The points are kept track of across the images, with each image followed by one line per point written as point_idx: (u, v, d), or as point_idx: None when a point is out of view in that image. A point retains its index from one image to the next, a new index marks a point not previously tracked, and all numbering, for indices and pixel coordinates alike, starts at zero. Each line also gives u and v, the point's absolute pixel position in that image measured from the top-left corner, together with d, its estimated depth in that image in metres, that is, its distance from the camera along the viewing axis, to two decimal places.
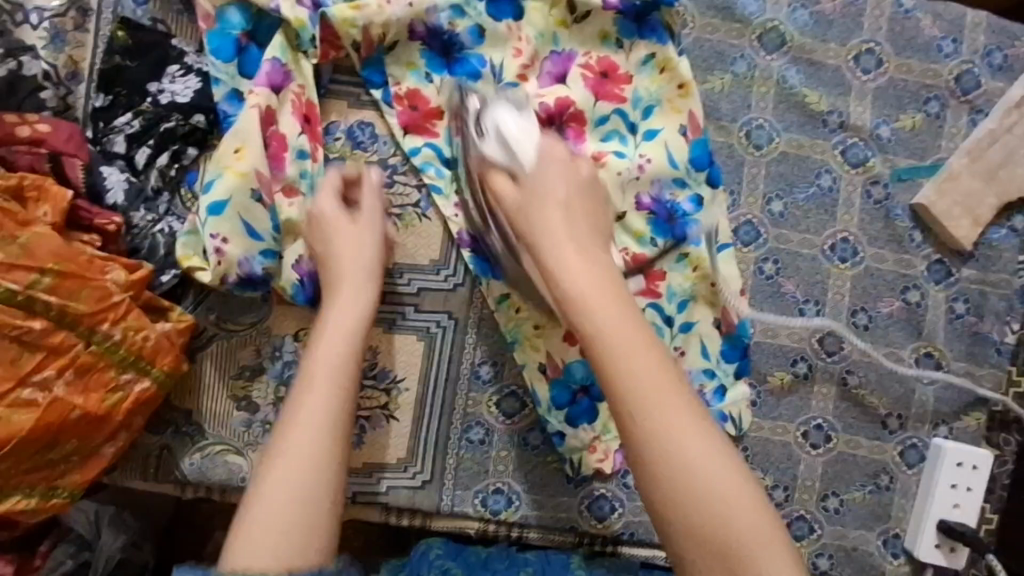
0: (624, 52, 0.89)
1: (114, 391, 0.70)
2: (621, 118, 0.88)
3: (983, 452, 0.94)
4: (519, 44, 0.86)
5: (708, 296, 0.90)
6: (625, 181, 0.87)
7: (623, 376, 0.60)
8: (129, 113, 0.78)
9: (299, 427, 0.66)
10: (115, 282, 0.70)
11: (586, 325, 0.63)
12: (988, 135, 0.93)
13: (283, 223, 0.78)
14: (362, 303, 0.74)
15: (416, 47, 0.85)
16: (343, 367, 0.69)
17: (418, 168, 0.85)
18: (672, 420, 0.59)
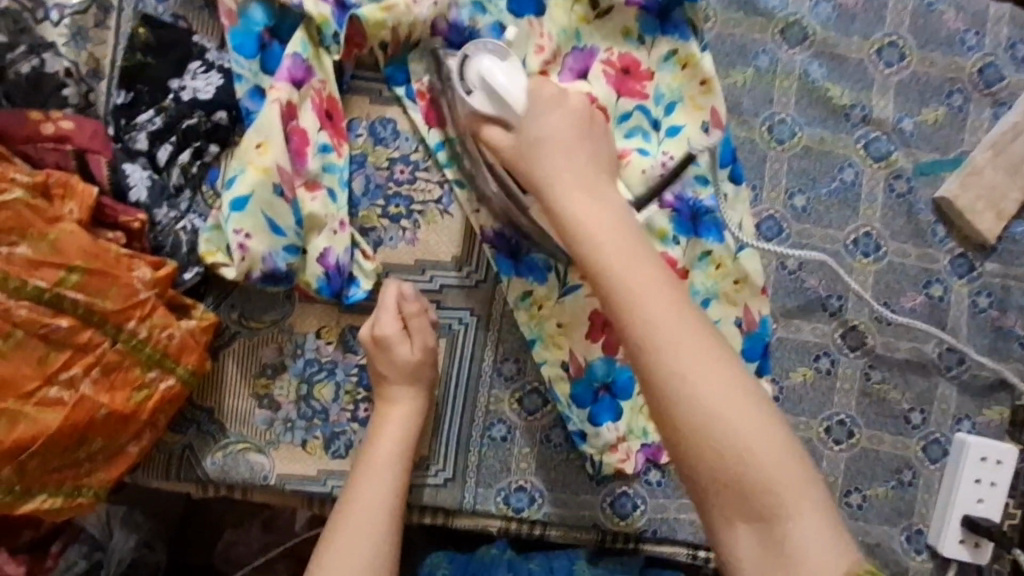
0: (646, 49, 0.88)
1: (140, 388, 0.69)
2: (643, 114, 0.88)
3: (1007, 447, 0.93)
4: (541, 41, 0.86)
5: (730, 294, 0.89)
6: (649, 179, 0.87)
7: (615, 287, 0.65)
8: (152, 110, 0.78)
9: (363, 506, 0.76)
10: (141, 280, 0.69)
11: (586, 244, 0.68)
12: (1011, 129, 0.92)
13: (305, 217, 0.76)
14: (417, 405, 0.81)
15: (438, 43, 0.84)
16: (391, 446, 0.78)
17: (442, 164, 0.85)
18: (672, 325, 0.63)
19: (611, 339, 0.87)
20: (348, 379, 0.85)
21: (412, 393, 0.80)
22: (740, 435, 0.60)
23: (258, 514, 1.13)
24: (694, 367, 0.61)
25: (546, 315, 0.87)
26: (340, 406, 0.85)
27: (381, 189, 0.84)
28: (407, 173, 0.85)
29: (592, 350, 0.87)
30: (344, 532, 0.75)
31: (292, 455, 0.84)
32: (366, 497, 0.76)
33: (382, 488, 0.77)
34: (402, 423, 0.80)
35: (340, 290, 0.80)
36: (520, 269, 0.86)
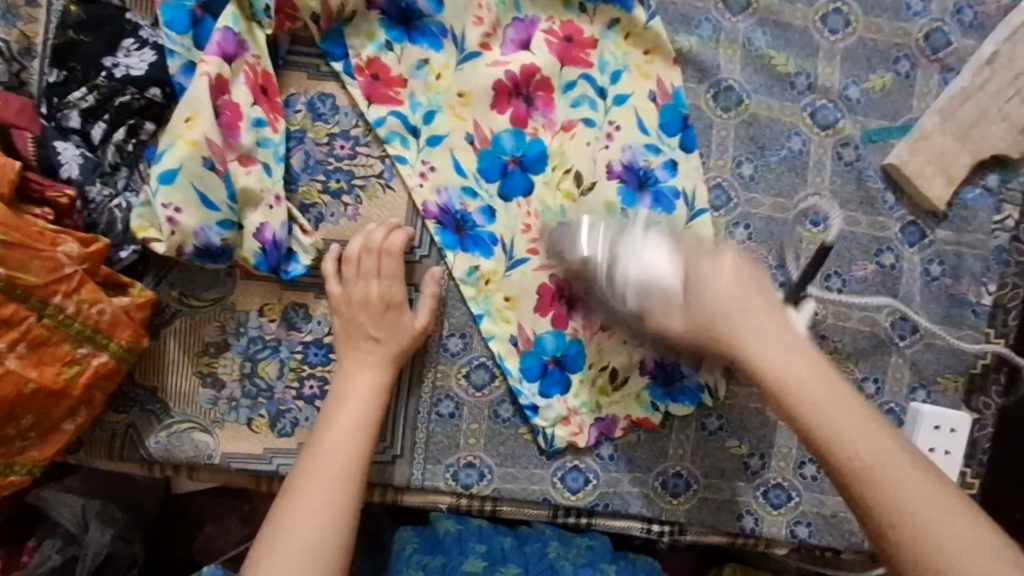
0: (587, 17, 0.88)
1: (71, 364, 0.69)
2: (588, 83, 0.88)
3: (961, 414, 0.93)
4: (479, 12, 0.86)
5: None
6: (595, 150, 0.88)
7: (758, 357, 0.69)
8: (84, 88, 0.77)
9: (316, 473, 0.74)
10: (67, 254, 0.69)
11: (720, 304, 0.71)
12: (960, 93, 0.91)
13: (239, 191, 0.76)
14: (366, 382, 0.79)
15: (375, 17, 0.85)
16: (351, 412, 0.77)
17: (384, 138, 0.84)
18: (820, 392, 0.66)
19: (561, 312, 0.88)
20: (293, 356, 0.85)
21: (364, 365, 0.79)
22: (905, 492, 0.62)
23: (237, 507, 1.12)
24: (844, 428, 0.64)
25: (494, 288, 0.87)
26: (285, 384, 0.84)
27: (322, 165, 0.84)
28: (347, 148, 0.84)
29: (541, 323, 0.88)
30: (299, 492, 0.72)
31: (238, 434, 0.84)
32: (324, 461, 0.74)
33: (349, 443, 0.76)
34: (374, 384, 0.79)
35: (278, 265, 0.80)
36: (466, 243, 0.86)
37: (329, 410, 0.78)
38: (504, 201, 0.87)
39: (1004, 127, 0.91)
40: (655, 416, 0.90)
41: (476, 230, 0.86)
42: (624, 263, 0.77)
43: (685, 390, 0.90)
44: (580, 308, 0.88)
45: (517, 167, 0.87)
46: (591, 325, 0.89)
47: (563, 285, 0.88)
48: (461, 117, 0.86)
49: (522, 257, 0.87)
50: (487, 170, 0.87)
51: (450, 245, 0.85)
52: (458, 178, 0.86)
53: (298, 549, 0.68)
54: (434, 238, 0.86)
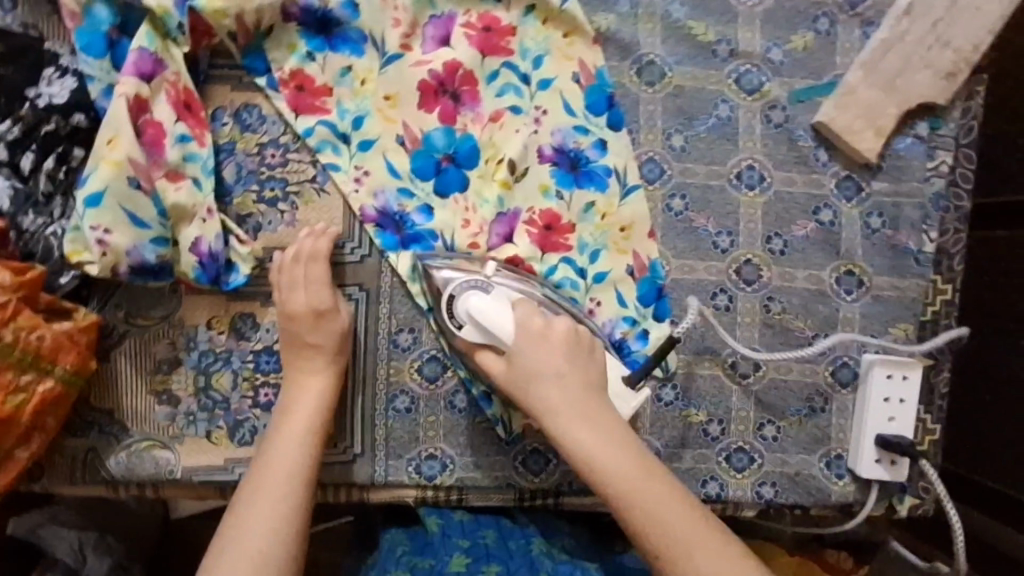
0: (503, 6, 0.90)
1: (16, 392, 0.70)
2: (511, 71, 0.89)
3: (913, 362, 0.94)
4: (397, 14, 0.87)
5: (618, 242, 0.90)
6: (524, 137, 0.89)
7: (577, 447, 0.74)
8: (8, 120, 0.77)
9: (271, 477, 0.75)
10: (1, 284, 0.70)
11: (540, 402, 0.76)
12: (880, 45, 0.92)
13: (169, 208, 0.78)
14: (318, 386, 0.80)
15: (293, 29, 0.85)
16: (309, 414, 0.79)
17: (315, 148, 0.85)
18: (634, 474, 0.73)
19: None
20: (245, 366, 0.85)
21: (320, 366, 0.81)
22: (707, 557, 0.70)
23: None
24: (659, 506, 0.71)
25: None
26: (240, 394, 0.85)
27: (254, 175, 0.85)
28: (278, 156, 0.85)
29: None
30: (255, 495, 0.74)
31: (198, 447, 0.85)
32: (277, 463, 0.76)
33: (296, 450, 0.77)
34: (322, 388, 0.80)
35: (218, 276, 0.81)
36: (407, 242, 0.87)
37: (284, 414, 0.79)
38: (440, 198, 0.88)
39: (928, 75, 0.92)
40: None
41: (415, 228, 0.87)
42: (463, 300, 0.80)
43: (634, 363, 0.89)
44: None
45: (450, 164, 0.88)
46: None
47: None
48: (389, 119, 0.87)
49: (464, 252, 0.87)
50: (421, 169, 0.88)
51: (390, 246, 0.86)
52: (393, 180, 0.87)
53: (250, 551, 0.70)
54: (373, 240, 0.86)
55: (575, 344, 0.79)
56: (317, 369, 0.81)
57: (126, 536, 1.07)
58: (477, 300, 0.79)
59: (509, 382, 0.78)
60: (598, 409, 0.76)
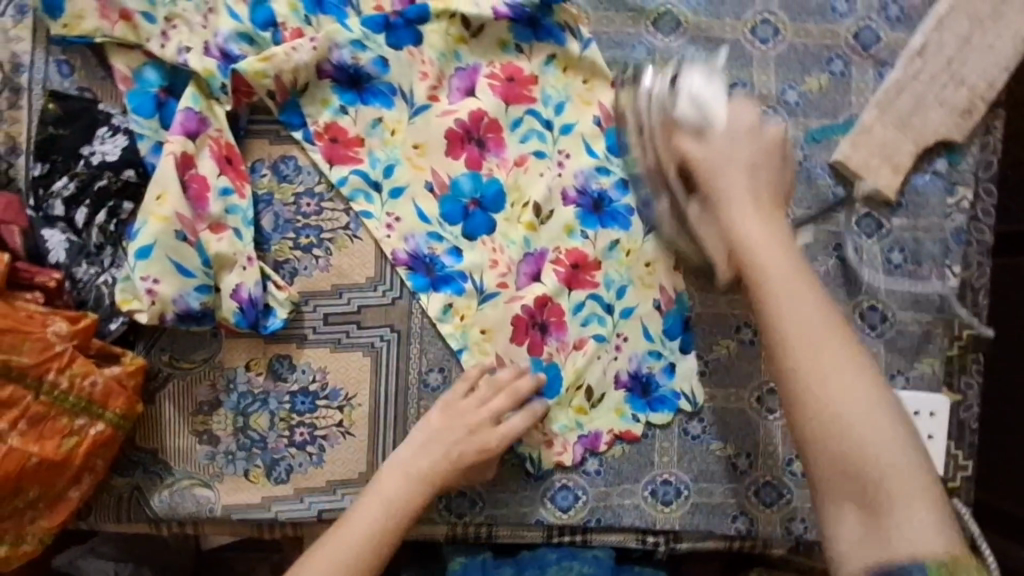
0: (525, 56, 0.94)
1: (69, 435, 0.74)
2: (534, 117, 0.93)
3: (940, 398, 0.95)
4: (423, 67, 0.91)
5: (645, 278, 0.93)
6: (549, 180, 0.92)
7: (765, 261, 0.71)
8: (66, 177, 0.83)
9: (351, 527, 0.79)
10: (57, 332, 0.74)
11: (724, 185, 0.78)
12: (895, 85, 0.94)
13: (213, 257, 0.82)
14: (423, 455, 0.84)
15: (327, 84, 0.90)
16: (403, 479, 0.82)
17: (348, 196, 0.89)
18: (791, 274, 0.70)
19: (536, 339, 0.90)
20: (282, 407, 0.89)
21: (427, 431, 0.85)
22: (837, 359, 0.64)
23: (266, 558, 1.18)
24: (780, 258, 0.71)
25: (470, 323, 0.90)
26: (277, 434, 0.89)
27: (291, 223, 0.89)
28: (313, 205, 0.89)
29: (517, 352, 0.90)
30: (332, 541, 0.78)
31: (237, 485, 0.88)
32: (362, 514, 0.80)
33: (380, 513, 0.80)
34: (409, 468, 0.83)
35: (257, 321, 0.85)
36: (437, 283, 0.90)
37: (384, 473, 0.83)
38: (469, 240, 0.91)
39: (943, 113, 0.94)
40: (637, 426, 0.92)
41: (445, 270, 0.90)
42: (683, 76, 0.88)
43: (662, 399, 0.93)
44: (555, 333, 0.91)
45: (477, 207, 0.91)
46: (565, 347, 0.91)
47: (534, 314, 0.90)
48: (419, 166, 0.91)
49: (493, 292, 0.90)
50: (449, 214, 0.91)
51: (421, 288, 0.90)
52: (423, 226, 0.90)
53: None
54: (406, 282, 0.90)
55: (777, 147, 0.82)
56: (413, 448, 0.84)
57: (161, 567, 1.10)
58: (692, 77, 0.87)
59: (703, 155, 0.81)
60: (811, 289, 0.68)
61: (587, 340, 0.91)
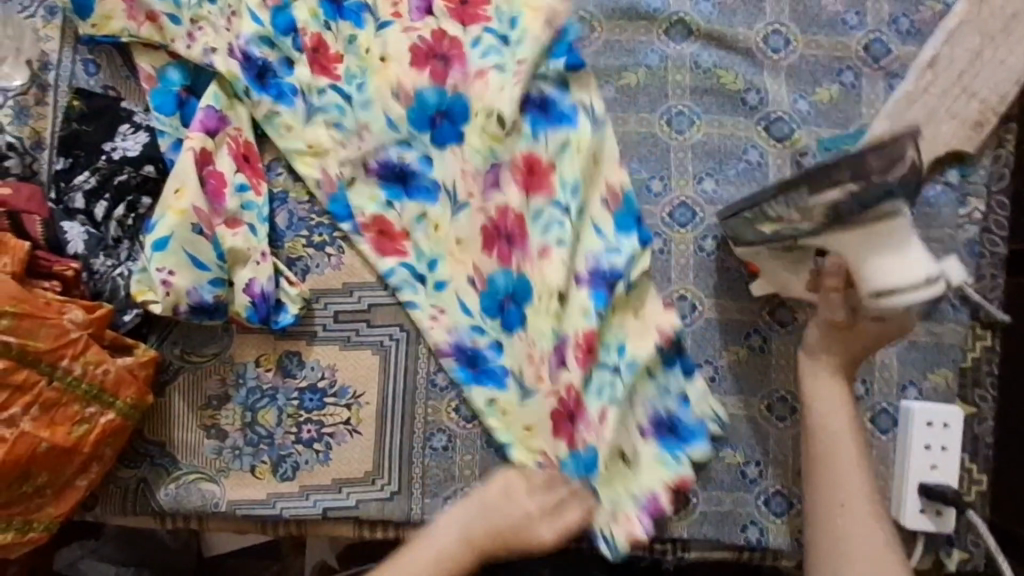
0: (542, 144, 0.89)
1: (81, 422, 0.75)
2: (552, 210, 0.88)
3: (953, 409, 0.93)
4: (465, 165, 0.90)
5: (637, 317, 0.88)
6: (563, 265, 0.86)
7: (813, 394, 0.88)
8: (87, 171, 0.85)
9: (398, 571, 0.80)
10: (73, 321, 0.75)
11: (806, 365, 0.89)
12: (906, 97, 0.94)
13: (227, 252, 0.83)
14: (483, 518, 0.83)
15: (375, 183, 0.91)
16: (455, 533, 0.82)
17: (396, 288, 0.90)
18: (837, 408, 0.87)
19: (570, 429, 0.87)
20: (290, 403, 0.89)
21: (491, 495, 0.84)
22: (853, 547, 0.81)
23: (271, 566, 1.16)
24: (848, 474, 0.85)
25: (512, 420, 0.89)
26: (284, 430, 0.89)
27: (305, 221, 0.90)
28: (327, 204, 0.91)
29: (559, 447, 0.88)
30: None
31: (242, 481, 0.88)
32: (411, 560, 0.81)
33: (428, 568, 0.80)
34: (466, 530, 0.82)
35: (269, 316, 0.86)
36: (479, 376, 0.90)
37: (439, 524, 0.83)
38: (507, 334, 0.90)
39: (954, 125, 0.93)
40: (684, 468, 0.89)
41: (489, 363, 0.90)
42: (895, 254, 0.75)
43: (691, 431, 0.90)
44: (581, 417, 0.86)
45: (513, 304, 0.90)
46: (591, 425, 0.86)
47: (569, 407, 0.87)
48: (460, 264, 0.91)
49: (533, 388, 0.89)
50: (489, 309, 0.90)
51: (465, 380, 0.90)
52: (465, 318, 0.91)
53: None
54: (451, 376, 0.90)
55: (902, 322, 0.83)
56: (471, 510, 0.83)
57: None
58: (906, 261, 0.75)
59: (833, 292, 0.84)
60: (847, 408, 0.87)
61: (610, 412, 0.85)
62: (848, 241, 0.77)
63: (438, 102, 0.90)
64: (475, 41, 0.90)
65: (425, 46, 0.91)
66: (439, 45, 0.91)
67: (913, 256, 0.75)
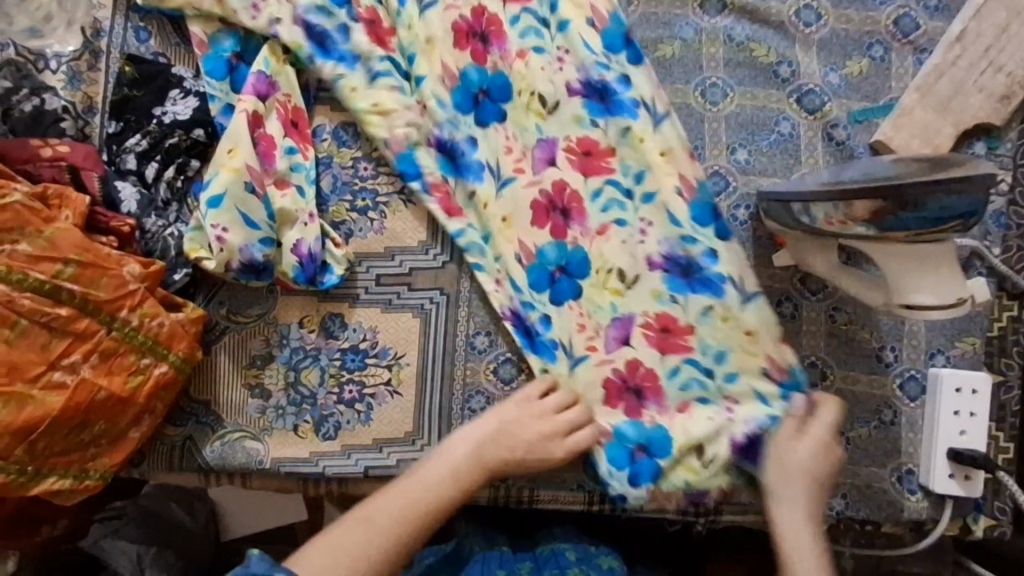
0: (600, 129, 0.92)
1: (135, 373, 0.76)
2: (614, 188, 0.92)
3: (982, 375, 0.94)
4: (509, 142, 0.93)
5: (746, 345, 0.88)
6: (631, 248, 0.90)
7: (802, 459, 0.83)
8: (138, 135, 0.87)
9: (417, 486, 0.79)
10: (131, 273, 0.77)
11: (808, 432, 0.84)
12: (934, 70, 0.96)
13: (276, 211, 0.86)
14: (498, 437, 0.84)
15: (434, 152, 0.92)
16: (469, 450, 0.82)
17: (463, 248, 0.91)
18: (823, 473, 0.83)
19: (632, 403, 0.89)
20: (332, 363, 0.90)
21: (503, 412, 0.85)
22: None
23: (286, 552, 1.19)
24: (800, 518, 0.81)
25: None
26: (327, 390, 0.90)
27: (348, 186, 0.92)
28: (370, 169, 0.93)
29: (614, 416, 0.89)
30: (386, 495, 0.78)
31: (284, 439, 0.90)
32: (428, 476, 0.80)
33: (442, 482, 0.80)
34: (480, 445, 0.83)
35: (315, 276, 0.88)
36: (536, 344, 0.90)
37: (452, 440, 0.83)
38: (556, 307, 0.91)
39: (981, 98, 0.96)
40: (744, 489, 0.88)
41: (541, 334, 0.90)
42: (930, 270, 0.80)
43: None
44: (652, 399, 0.89)
45: (563, 275, 0.91)
46: (667, 411, 0.89)
47: (627, 379, 0.89)
48: (508, 237, 0.91)
49: (582, 355, 0.90)
50: (536, 282, 0.91)
51: (523, 343, 0.90)
52: (518, 288, 0.90)
53: (362, 533, 0.75)
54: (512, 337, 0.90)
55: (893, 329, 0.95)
56: (487, 430, 0.84)
57: (184, 552, 1.11)
58: (938, 276, 0.80)
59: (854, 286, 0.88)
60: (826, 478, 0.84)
61: (691, 404, 0.89)
62: (897, 254, 0.80)
63: (481, 81, 0.93)
64: (514, 19, 0.95)
65: (465, 24, 0.93)
66: (478, 23, 0.94)
67: (955, 281, 0.81)
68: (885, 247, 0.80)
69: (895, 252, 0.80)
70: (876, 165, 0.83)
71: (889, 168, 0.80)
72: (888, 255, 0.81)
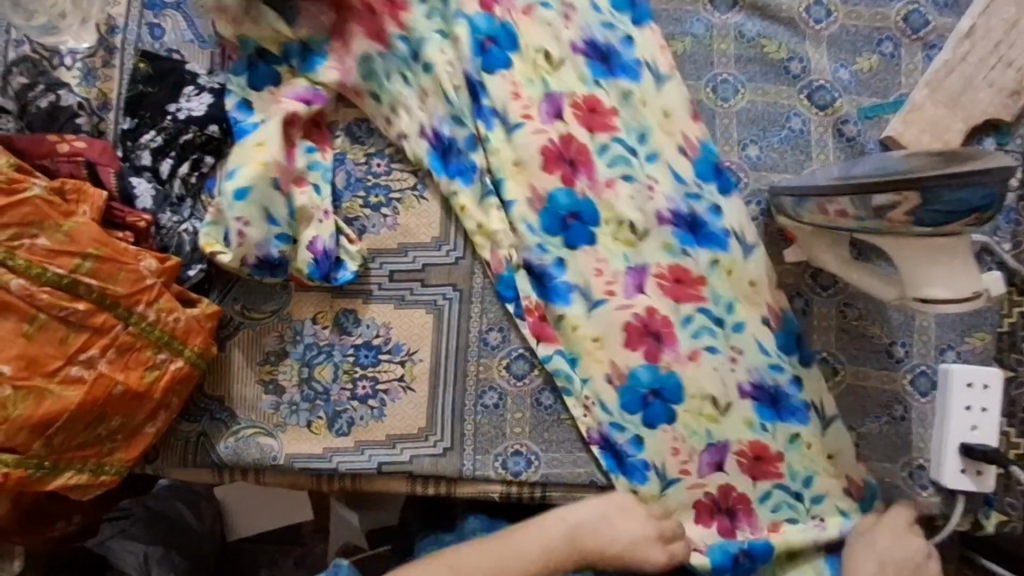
0: (692, 258, 0.91)
1: (151, 368, 0.76)
2: (706, 316, 0.90)
3: (992, 369, 0.92)
4: (600, 263, 0.90)
5: (829, 468, 0.91)
6: (724, 374, 0.90)
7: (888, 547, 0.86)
8: (153, 131, 0.87)
9: (508, 547, 0.81)
10: (148, 268, 0.77)
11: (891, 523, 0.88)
12: (943, 66, 0.97)
13: (297, 209, 0.87)
14: (597, 527, 0.83)
15: (524, 274, 0.90)
16: (565, 531, 0.82)
17: (550, 373, 0.89)
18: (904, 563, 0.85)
19: (724, 523, 0.89)
20: (346, 359, 0.91)
21: (604, 502, 0.85)
22: None
23: (293, 550, 1.19)
24: None
25: None
26: (340, 385, 0.90)
27: (362, 182, 0.92)
28: (383, 166, 0.93)
29: (708, 535, 0.89)
30: (475, 549, 0.81)
31: (298, 436, 0.90)
32: (521, 543, 0.82)
33: (531, 556, 0.81)
34: (575, 530, 0.82)
35: (329, 272, 0.88)
36: (626, 468, 0.88)
37: (551, 515, 0.84)
38: (649, 429, 0.89)
39: (991, 93, 0.96)
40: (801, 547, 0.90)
41: (631, 457, 0.88)
42: (944, 262, 0.80)
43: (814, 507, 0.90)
44: (745, 521, 0.90)
45: (655, 398, 0.89)
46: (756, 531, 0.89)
47: (719, 502, 0.89)
48: (598, 361, 0.89)
49: (675, 478, 0.89)
50: (628, 404, 0.89)
51: (612, 468, 0.88)
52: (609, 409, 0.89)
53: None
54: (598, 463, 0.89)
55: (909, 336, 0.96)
56: (588, 516, 0.83)
57: (190, 553, 1.10)
58: (952, 268, 0.80)
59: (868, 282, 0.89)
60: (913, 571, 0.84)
61: (781, 525, 0.90)
62: (907, 246, 0.80)
63: (569, 204, 0.90)
64: (601, 148, 0.92)
65: (554, 149, 0.90)
66: (568, 149, 0.91)
67: (970, 274, 0.81)
68: (898, 240, 0.81)
69: (907, 244, 0.80)
70: (889, 160, 0.84)
71: (903, 163, 0.81)
72: (901, 248, 0.81)
